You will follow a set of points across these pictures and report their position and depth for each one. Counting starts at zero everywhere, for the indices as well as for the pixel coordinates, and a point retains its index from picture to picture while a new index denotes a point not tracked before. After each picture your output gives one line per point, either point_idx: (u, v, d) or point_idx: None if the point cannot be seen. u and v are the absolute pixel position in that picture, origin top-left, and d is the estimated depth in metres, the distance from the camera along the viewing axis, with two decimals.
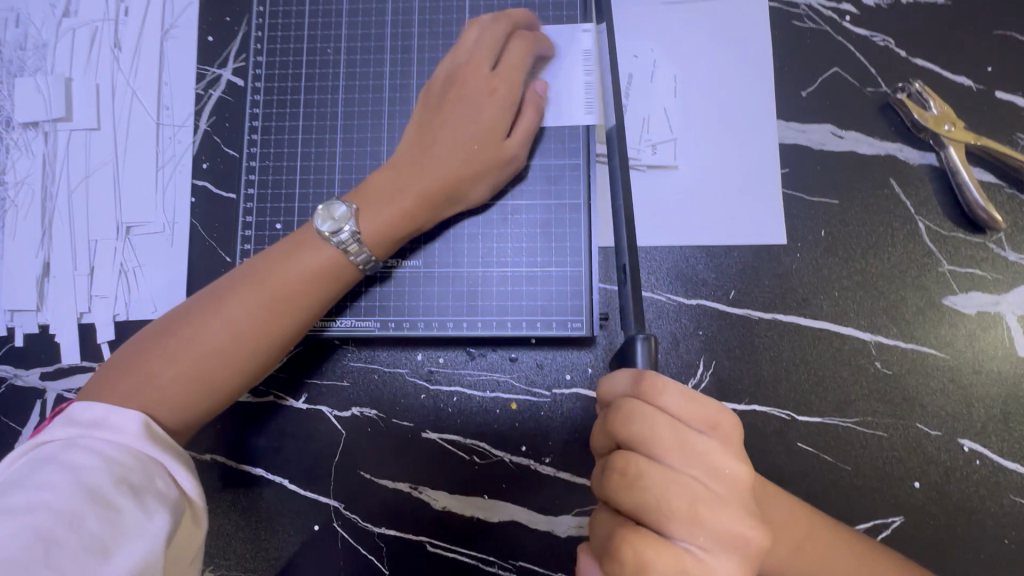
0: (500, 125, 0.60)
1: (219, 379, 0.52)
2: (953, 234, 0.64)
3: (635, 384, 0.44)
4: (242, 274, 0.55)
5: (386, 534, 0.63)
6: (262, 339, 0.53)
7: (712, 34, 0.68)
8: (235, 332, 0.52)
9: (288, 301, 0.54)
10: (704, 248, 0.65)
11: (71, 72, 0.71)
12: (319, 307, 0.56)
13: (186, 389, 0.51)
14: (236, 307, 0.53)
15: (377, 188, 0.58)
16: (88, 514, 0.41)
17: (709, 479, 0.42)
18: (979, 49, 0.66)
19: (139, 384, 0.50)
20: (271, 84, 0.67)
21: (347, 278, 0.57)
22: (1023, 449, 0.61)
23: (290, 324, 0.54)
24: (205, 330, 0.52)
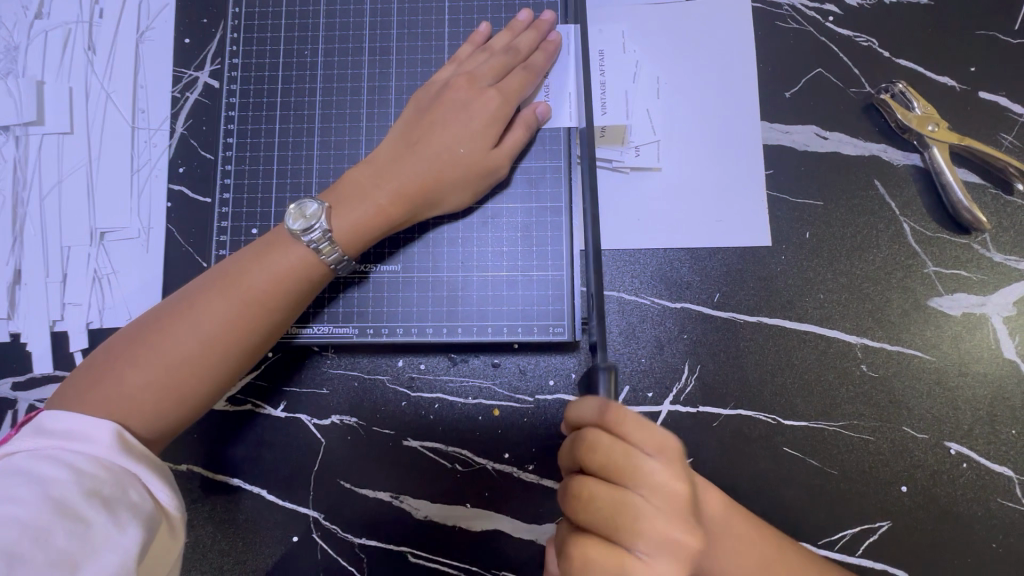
0: (490, 134, 0.59)
1: (192, 385, 0.51)
2: (938, 235, 0.63)
3: (590, 413, 0.44)
4: (214, 278, 0.54)
5: (367, 545, 0.62)
6: (234, 343, 0.52)
7: (695, 35, 0.68)
8: (207, 336, 0.51)
9: (262, 304, 0.53)
10: (688, 251, 0.64)
11: (44, 75, 0.69)
12: (292, 308, 0.55)
13: (156, 397, 0.49)
14: (207, 310, 0.51)
15: (354, 185, 0.57)
16: (55, 527, 0.39)
17: (659, 502, 0.41)
18: (962, 49, 0.66)
19: (108, 393, 0.49)
20: (248, 86, 0.66)
21: (321, 278, 0.56)
22: (1009, 451, 0.60)
23: (263, 327, 0.53)
24: (176, 335, 0.51)
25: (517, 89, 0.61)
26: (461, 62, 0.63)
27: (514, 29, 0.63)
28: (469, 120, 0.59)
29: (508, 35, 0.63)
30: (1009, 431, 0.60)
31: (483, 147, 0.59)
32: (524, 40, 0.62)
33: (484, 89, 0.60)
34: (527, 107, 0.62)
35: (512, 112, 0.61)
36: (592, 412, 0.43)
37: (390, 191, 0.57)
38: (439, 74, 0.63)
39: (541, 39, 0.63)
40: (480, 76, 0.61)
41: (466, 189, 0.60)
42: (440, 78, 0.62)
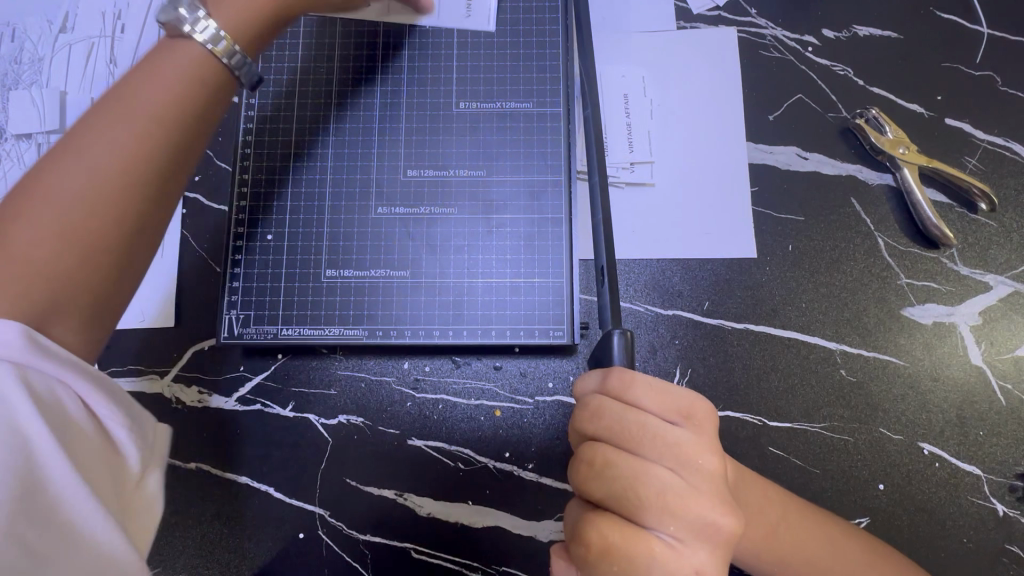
0: None
1: (98, 228, 0.45)
2: (909, 249, 0.68)
3: (604, 381, 0.48)
4: (107, 100, 0.49)
5: (371, 541, 0.64)
6: (144, 155, 0.48)
7: (685, 61, 0.73)
8: (105, 184, 0.46)
9: (165, 170, 0.49)
10: (679, 261, 0.68)
11: (66, 86, 0.72)
12: (204, 130, 0.52)
13: (65, 259, 0.44)
14: (103, 151, 0.46)
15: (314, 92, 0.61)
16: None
17: (676, 467, 0.44)
18: (929, 79, 0.72)
19: (2, 253, 0.42)
20: (265, 100, 0.69)
21: (217, 81, 0.53)
22: (977, 451, 0.64)
23: (185, 116, 0.50)
24: (65, 193, 0.45)
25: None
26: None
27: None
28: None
29: None
30: (976, 432, 0.65)
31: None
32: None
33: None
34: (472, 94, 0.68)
35: None
36: (599, 379, 0.48)
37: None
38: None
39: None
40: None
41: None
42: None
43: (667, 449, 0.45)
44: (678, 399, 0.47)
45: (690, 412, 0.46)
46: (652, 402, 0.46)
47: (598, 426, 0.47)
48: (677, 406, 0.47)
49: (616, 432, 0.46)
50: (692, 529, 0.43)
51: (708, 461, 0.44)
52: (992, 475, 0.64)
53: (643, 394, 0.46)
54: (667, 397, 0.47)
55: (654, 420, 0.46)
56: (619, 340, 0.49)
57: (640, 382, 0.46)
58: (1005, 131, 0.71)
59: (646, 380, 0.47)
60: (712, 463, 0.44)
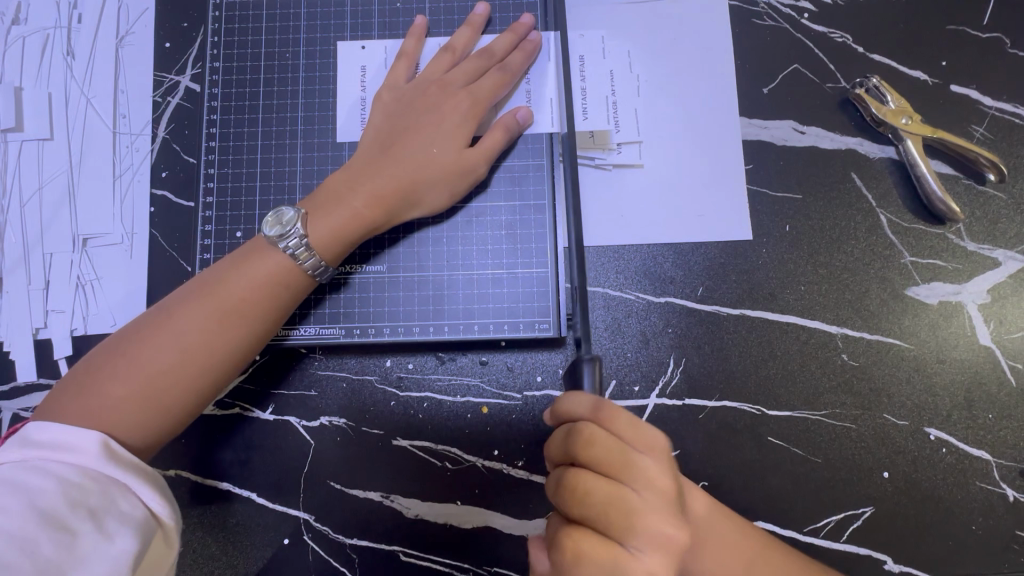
0: (458, 134, 0.60)
1: (171, 397, 0.51)
2: (914, 225, 0.65)
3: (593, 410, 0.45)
4: (195, 288, 0.54)
5: (358, 545, 0.62)
6: (214, 355, 0.52)
7: (674, 34, 0.69)
8: (185, 347, 0.51)
9: (243, 307, 0.53)
10: (671, 247, 0.65)
11: (22, 81, 0.69)
12: (270, 308, 0.54)
13: (137, 408, 0.49)
14: (188, 320, 0.52)
15: (330, 190, 0.58)
16: (42, 538, 0.40)
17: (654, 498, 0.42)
18: (933, 43, 0.68)
19: (89, 404, 0.49)
20: (229, 90, 0.66)
21: (299, 288, 0.56)
22: (987, 436, 0.61)
23: (243, 334, 0.53)
24: (156, 349, 0.51)
25: (490, 90, 0.61)
26: (411, 57, 0.64)
27: (472, 24, 0.64)
28: (440, 121, 0.60)
29: (448, 57, 0.63)
30: (985, 416, 0.62)
31: (468, 132, 0.60)
32: (501, 42, 0.63)
33: (441, 89, 0.61)
34: (507, 112, 0.62)
35: (487, 65, 0.62)
36: (586, 407, 0.46)
37: (365, 194, 0.57)
38: (396, 75, 0.63)
39: (519, 40, 0.64)
40: (452, 80, 0.61)
41: (444, 189, 0.60)
42: (400, 80, 0.63)
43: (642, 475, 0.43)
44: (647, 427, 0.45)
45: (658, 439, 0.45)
46: (628, 432, 0.44)
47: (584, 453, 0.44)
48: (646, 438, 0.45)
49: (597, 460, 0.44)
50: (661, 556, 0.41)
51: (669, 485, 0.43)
52: (1002, 460, 0.61)
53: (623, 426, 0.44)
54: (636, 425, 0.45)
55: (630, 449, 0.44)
56: (588, 369, 0.49)
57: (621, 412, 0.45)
58: (1015, 96, 0.66)
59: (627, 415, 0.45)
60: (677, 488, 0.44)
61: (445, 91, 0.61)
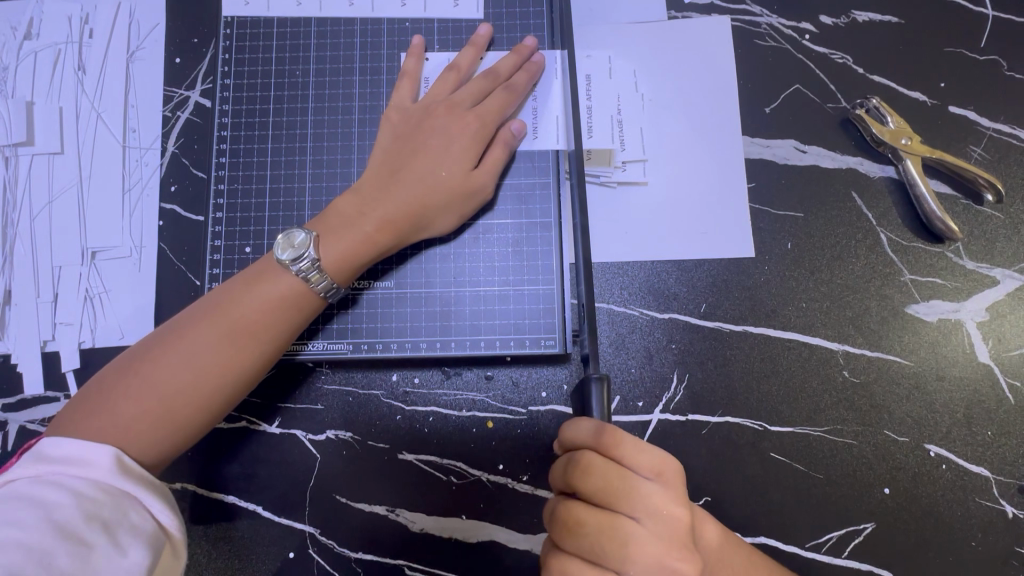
0: (468, 155, 0.61)
1: (183, 416, 0.51)
2: (913, 244, 0.66)
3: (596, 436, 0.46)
4: (205, 306, 0.54)
5: (363, 559, 0.62)
6: (226, 375, 0.53)
7: (678, 53, 0.70)
8: (197, 366, 0.52)
9: (255, 327, 0.54)
10: (674, 263, 0.66)
11: (33, 96, 0.69)
12: (281, 328, 0.55)
13: (149, 427, 0.50)
14: (201, 339, 0.52)
15: (340, 214, 0.58)
16: (57, 550, 0.40)
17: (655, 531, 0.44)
18: (932, 65, 0.69)
19: (101, 421, 0.49)
20: (239, 106, 0.67)
21: (309, 309, 0.57)
22: (986, 452, 0.62)
23: (255, 353, 0.54)
24: (168, 368, 0.51)
25: (496, 109, 0.62)
26: (412, 77, 0.65)
27: (475, 45, 0.65)
28: (449, 143, 0.61)
29: (453, 78, 0.64)
30: (984, 432, 0.63)
31: (474, 153, 0.61)
32: (504, 63, 0.64)
33: (450, 108, 0.62)
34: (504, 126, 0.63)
35: (494, 87, 0.63)
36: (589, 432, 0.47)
37: (376, 218, 0.58)
38: (401, 94, 0.64)
39: (522, 62, 0.65)
40: (458, 100, 0.62)
41: (452, 211, 0.61)
42: (405, 101, 0.64)
43: (613, 488, 0.45)
44: (618, 437, 0.46)
45: (633, 448, 0.46)
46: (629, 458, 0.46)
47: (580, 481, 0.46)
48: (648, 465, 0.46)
49: (574, 481, 0.46)
50: (649, 562, 0.43)
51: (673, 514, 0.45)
52: (1000, 476, 0.62)
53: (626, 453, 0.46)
54: (607, 436, 0.46)
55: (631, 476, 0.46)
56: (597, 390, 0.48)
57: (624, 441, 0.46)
58: (1012, 117, 0.68)
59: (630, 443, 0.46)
60: (662, 494, 0.45)
61: (451, 112, 0.62)
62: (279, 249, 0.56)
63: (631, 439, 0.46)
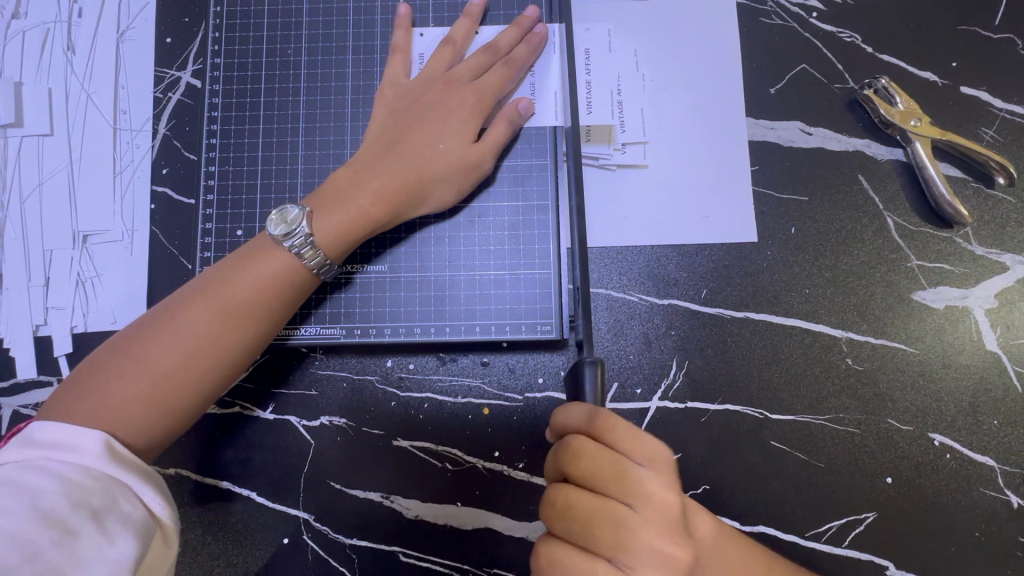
0: (466, 130, 0.59)
1: (176, 398, 0.51)
2: (921, 229, 0.64)
3: (589, 420, 0.45)
4: (197, 286, 0.53)
5: (358, 545, 0.62)
6: (219, 355, 0.52)
7: (681, 32, 0.68)
8: (189, 347, 0.51)
9: (248, 307, 0.53)
10: (675, 248, 0.65)
11: (22, 76, 0.68)
12: (274, 307, 0.54)
13: (142, 409, 0.49)
14: (190, 321, 0.51)
15: (334, 188, 0.57)
16: (43, 539, 0.40)
17: (652, 521, 0.43)
18: (943, 44, 0.67)
19: (92, 404, 0.48)
20: (230, 86, 0.65)
21: (303, 286, 0.56)
22: (992, 442, 0.61)
23: (249, 333, 0.53)
24: (159, 349, 0.50)
25: (495, 85, 0.61)
26: (405, 52, 0.64)
27: (470, 16, 0.64)
28: (447, 117, 0.59)
29: (452, 53, 0.62)
30: (991, 422, 0.61)
31: (473, 127, 0.60)
32: (505, 35, 0.62)
33: (445, 84, 0.61)
34: (509, 104, 0.62)
35: (494, 61, 0.62)
36: (581, 417, 0.45)
37: (371, 192, 0.57)
38: (398, 70, 0.63)
39: (524, 34, 0.63)
40: (457, 75, 0.61)
41: (450, 185, 0.59)
42: (400, 76, 0.63)
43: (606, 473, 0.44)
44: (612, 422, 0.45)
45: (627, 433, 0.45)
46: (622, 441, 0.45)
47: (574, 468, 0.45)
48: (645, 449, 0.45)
49: (564, 466, 0.45)
50: (641, 547, 0.42)
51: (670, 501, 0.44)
52: (1006, 467, 0.60)
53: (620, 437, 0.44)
54: (600, 420, 0.45)
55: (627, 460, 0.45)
56: (590, 372, 0.47)
57: (618, 423, 0.45)
58: None
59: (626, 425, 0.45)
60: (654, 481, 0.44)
61: (450, 86, 0.60)
62: (271, 225, 0.55)
63: (624, 425, 0.45)
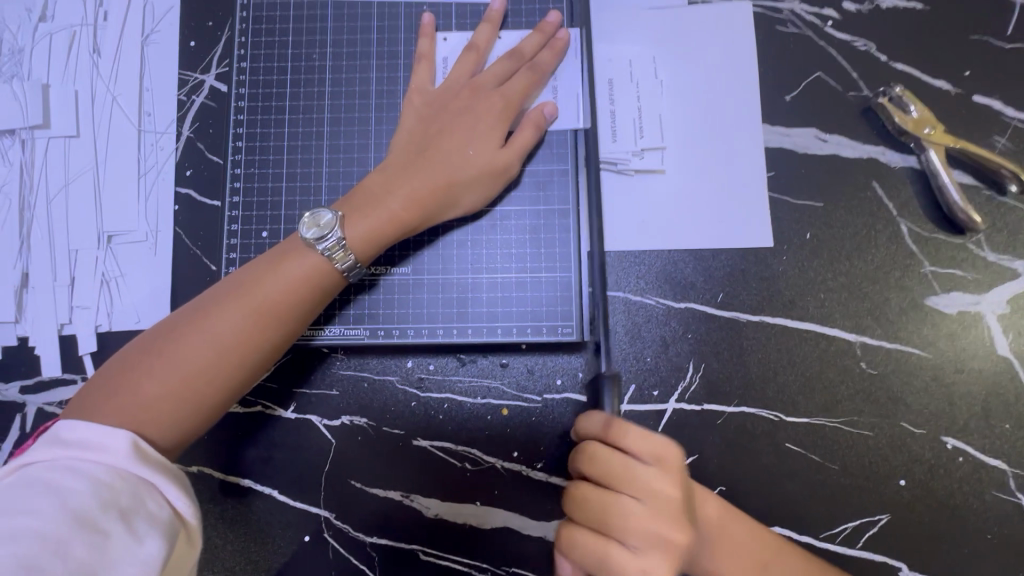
0: (495, 135, 0.60)
1: (206, 397, 0.51)
2: (934, 235, 0.65)
3: (604, 427, 0.51)
4: (228, 287, 0.54)
5: (378, 543, 0.63)
6: (249, 355, 0.53)
7: (699, 39, 0.69)
8: (220, 347, 0.52)
9: (278, 308, 0.54)
10: (692, 252, 0.66)
11: (49, 78, 0.69)
12: (302, 309, 0.55)
13: (173, 407, 0.50)
14: (222, 319, 0.52)
15: (366, 194, 0.58)
16: (74, 539, 0.40)
17: (657, 512, 0.48)
18: (957, 53, 0.68)
19: (124, 402, 0.49)
20: (255, 90, 0.66)
21: (331, 289, 0.56)
22: (1004, 446, 0.62)
23: (278, 335, 0.54)
24: (191, 349, 0.51)
25: (520, 90, 0.62)
26: (429, 59, 0.65)
27: (491, 23, 0.65)
28: (475, 122, 0.60)
29: (477, 60, 0.63)
30: (1002, 426, 0.62)
31: (501, 132, 0.61)
32: (529, 40, 0.63)
33: (471, 90, 0.62)
34: (534, 107, 0.63)
35: (519, 67, 0.63)
36: (597, 424, 0.52)
37: (403, 198, 0.58)
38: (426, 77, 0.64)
39: (547, 39, 0.64)
40: (482, 81, 0.62)
41: (479, 189, 0.60)
42: (426, 83, 0.64)
43: (616, 471, 0.49)
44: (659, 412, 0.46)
45: (632, 435, 0.50)
46: (633, 444, 0.50)
47: (590, 467, 0.50)
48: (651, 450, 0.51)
49: (581, 465, 0.51)
50: (647, 531, 0.47)
51: (675, 495, 0.49)
52: (1018, 470, 0.61)
53: (627, 438, 0.50)
54: (613, 427, 0.51)
55: (636, 460, 0.50)
56: None
57: (628, 429, 0.51)
58: None
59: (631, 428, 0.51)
60: (657, 474, 0.49)
61: (478, 92, 0.62)
62: (303, 228, 0.55)
63: (633, 431, 0.51)
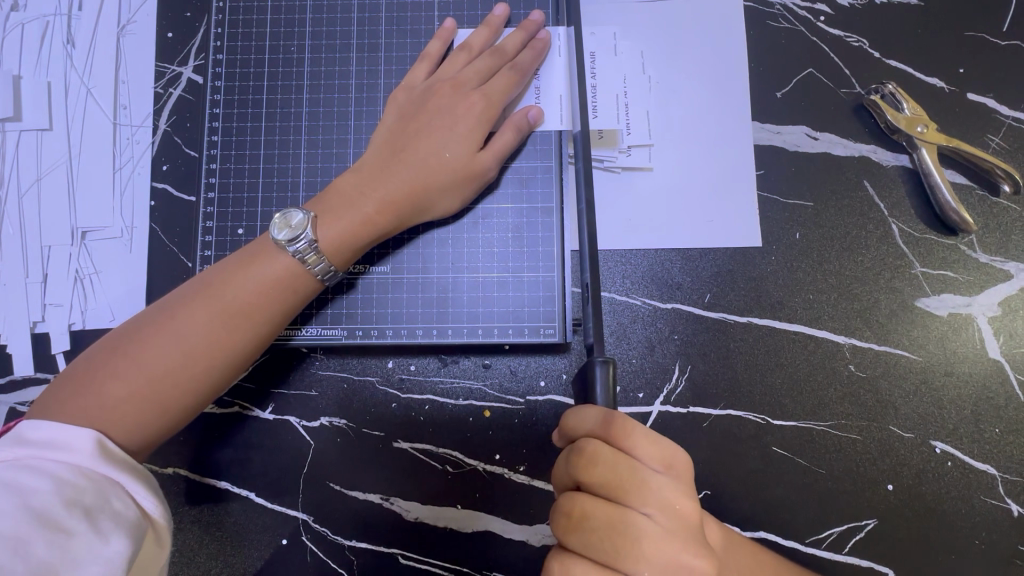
0: (474, 137, 0.59)
1: (171, 399, 0.50)
2: (926, 236, 0.64)
3: (602, 423, 0.45)
4: (198, 286, 0.53)
5: (357, 547, 0.61)
6: (217, 357, 0.51)
7: (688, 34, 0.68)
8: (188, 348, 0.50)
9: (248, 309, 0.52)
10: (680, 252, 0.64)
11: (21, 70, 0.67)
12: (273, 311, 0.54)
13: (136, 409, 0.49)
14: (190, 320, 0.51)
15: (340, 196, 0.57)
16: (34, 538, 0.39)
17: (670, 531, 0.43)
18: (951, 50, 0.66)
19: (86, 403, 0.48)
20: (232, 83, 0.65)
21: (304, 291, 0.55)
22: (993, 451, 0.61)
23: (248, 336, 0.53)
24: (157, 349, 0.50)
25: (502, 90, 0.60)
26: (433, 60, 0.63)
27: (490, 26, 0.63)
28: (454, 124, 0.58)
29: (464, 58, 0.62)
30: (992, 430, 0.61)
31: (479, 135, 0.59)
32: (512, 39, 0.62)
33: (451, 86, 0.60)
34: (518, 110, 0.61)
35: (501, 66, 0.61)
36: (596, 420, 0.45)
37: (378, 200, 0.56)
38: (415, 75, 0.62)
39: (528, 39, 0.62)
40: (466, 79, 0.60)
41: (456, 193, 0.59)
42: (417, 80, 0.62)
43: (623, 478, 0.44)
44: (628, 427, 0.45)
45: (642, 437, 0.45)
46: (641, 446, 0.45)
47: (589, 472, 0.45)
48: (661, 454, 0.46)
49: (577, 472, 0.45)
50: (663, 556, 0.42)
51: (689, 509, 0.44)
52: (1007, 475, 0.60)
53: (637, 441, 0.45)
54: (616, 426, 0.45)
55: (644, 468, 0.45)
56: (600, 373, 0.46)
57: (633, 427, 0.45)
58: None
59: (640, 429, 0.46)
60: (671, 486, 0.44)
61: (457, 91, 0.60)
62: (275, 228, 0.54)
63: (640, 430, 0.46)
